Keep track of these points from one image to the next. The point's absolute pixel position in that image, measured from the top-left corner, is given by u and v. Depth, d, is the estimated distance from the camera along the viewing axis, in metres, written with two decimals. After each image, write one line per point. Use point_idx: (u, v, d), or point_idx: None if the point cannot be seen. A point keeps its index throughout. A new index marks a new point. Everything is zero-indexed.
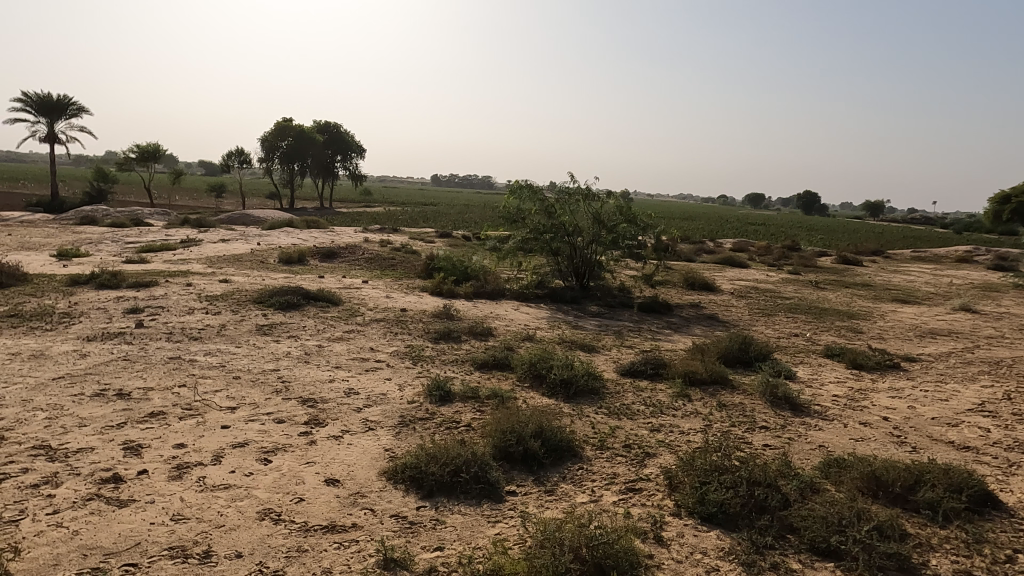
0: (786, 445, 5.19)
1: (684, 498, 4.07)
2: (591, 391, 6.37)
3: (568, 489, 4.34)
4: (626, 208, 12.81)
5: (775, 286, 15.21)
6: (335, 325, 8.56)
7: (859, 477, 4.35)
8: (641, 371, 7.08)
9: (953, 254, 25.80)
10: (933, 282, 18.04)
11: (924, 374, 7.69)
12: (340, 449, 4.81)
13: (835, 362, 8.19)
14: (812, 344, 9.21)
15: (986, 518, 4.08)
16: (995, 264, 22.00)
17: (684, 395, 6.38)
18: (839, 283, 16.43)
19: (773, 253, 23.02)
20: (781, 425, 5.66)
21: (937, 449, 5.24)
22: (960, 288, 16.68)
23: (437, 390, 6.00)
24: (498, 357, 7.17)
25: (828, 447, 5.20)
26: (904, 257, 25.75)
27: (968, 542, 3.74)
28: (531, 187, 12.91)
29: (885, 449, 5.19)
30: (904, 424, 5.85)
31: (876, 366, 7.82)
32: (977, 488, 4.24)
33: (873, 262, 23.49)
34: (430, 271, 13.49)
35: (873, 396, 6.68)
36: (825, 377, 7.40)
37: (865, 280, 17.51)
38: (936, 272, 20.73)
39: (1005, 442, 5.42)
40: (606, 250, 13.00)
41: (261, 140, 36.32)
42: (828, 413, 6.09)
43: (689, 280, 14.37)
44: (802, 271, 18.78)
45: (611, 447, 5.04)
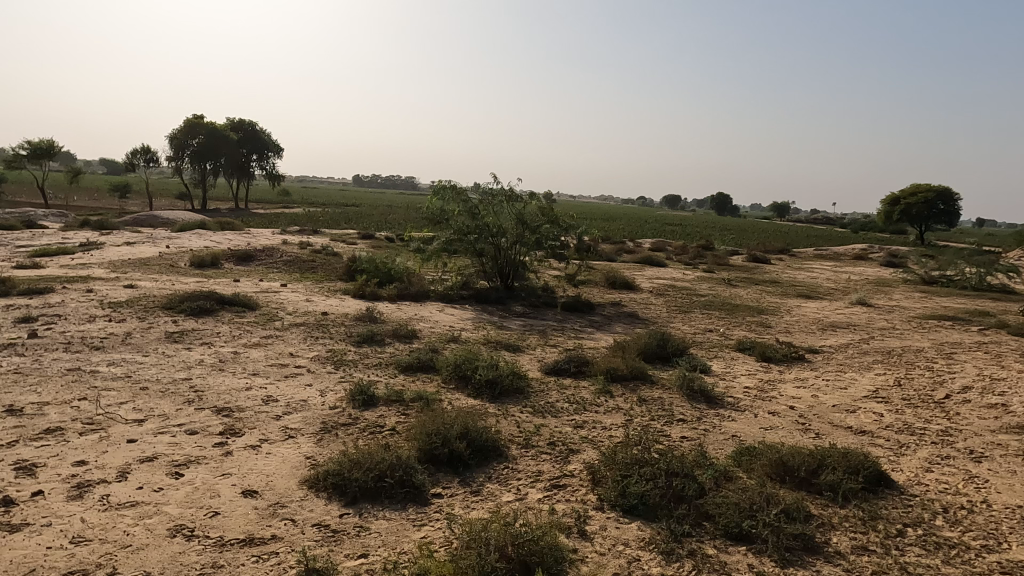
0: (701, 436, 5.42)
1: (607, 492, 4.17)
2: (516, 390, 6.42)
3: (493, 488, 4.36)
4: (549, 209, 13.02)
5: (691, 284, 15.84)
6: (251, 330, 8.24)
7: (768, 464, 4.60)
8: (564, 370, 7.19)
9: (851, 251, 27.72)
10: (833, 278, 19.33)
11: (825, 364, 8.22)
12: (258, 459, 4.64)
13: (746, 355, 8.63)
14: (725, 339, 9.65)
15: (880, 496, 4.40)
16: (887, 261, 23.71)
17: (607, 392, 6.54)
18: (749, 280, 17.26)
19: (689, 252, 23.98)
20: (698, 417, 5.90)
21: (838, 434, 5.61)
22: (857, 283, 17.93)
23: (361, 395, 5.89)
24: (422, 359, 7.12)
25: (740, 436, 5.46)
26: (808, 255, 27.42)
27: (864, 519, 4.02)
28: (454, 188, 12.86)
29: (791, 437, 5.50)
30: (808, 412, 6.23)
31: (783, 359, 8.28)
32: (872, 468, 4.56)
33: (780, 259, 24.89)
34: (352, 274, 13.22)
35: (781, 386, 7.09)
36: (737, 370, 7.77)
37: (773, 277, 18.47)
38: (836, 269, 22.11)
39: (897, 425, 5.86)
40: (530, 251, 13.15)
41: (170, 138, 34.31)
42: (741, 404, 6.40)
43: (610, 279, 14.74)
44: (716, 269, 19.67)
45: (536, 445, 5.11)
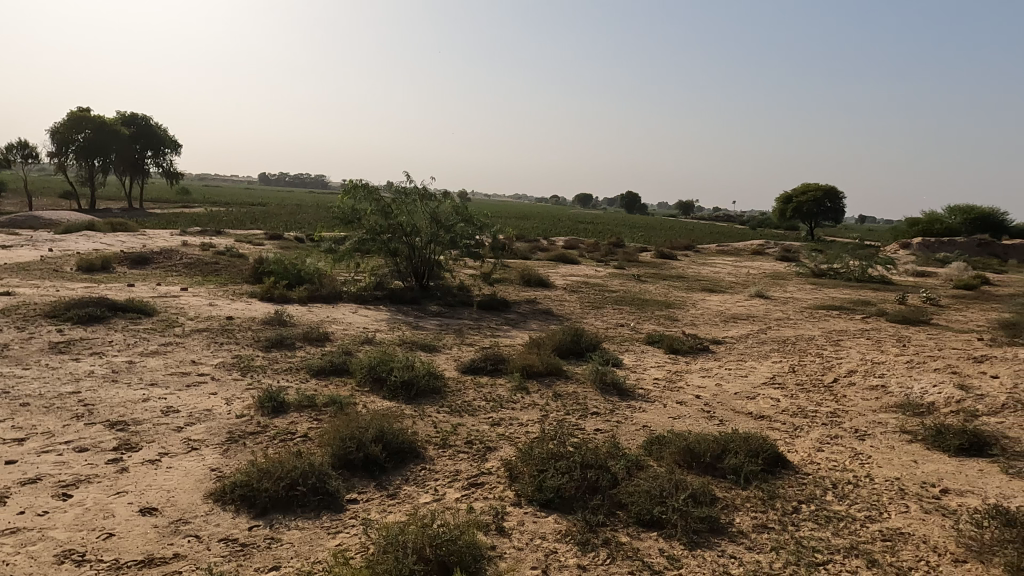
0: (614, 428, 5.59)
1: (524, 487, 4.21)
2: (432, 390, 6.38)
3: (410, 491, 4.31)
4: (462, 207, 13.00)
5: (603, 280, 16.27)
6: (148, 338, 7.73)
7: (677, 451, 4.80)
8: (480, 368, 7.21)
9: (749, 247, 29.38)
10: (734, 272, 20.44)
11: (728, 354, 8.68)
12: (158, 474, 4.37)
13: (655, 348, 8.96)
14: (635, 332, 9.98)
15: (778, 476, 4.70)
16: (782, 256, 25.26)
17: (523, 389, 6.60)
18: (657, 276, 17.92)
19: (601, 249, 24.63)
20: (611, 410, 6.08)
21: (739, 420, 5.93)
22: (755, 277, 19.02)
23: (270, 401, 5.66)
24: (335, 362, 6.93)
25: (651, 426, 5.66)
26: (711, 250, 28.84)
27: (764, 499, 4.28)
28: (366, 187, 12.56)
29: (697, 424, 5.76)
30: (713, 400, 6.55)
31: (689, 350, 8.66)
32: (770, 450, 4.86)
33: (686, 255, 26.02)
34: (259, 276, 12.69)
35: (687, 377, 7.42)
36: (647, 362, 8.06)
37: (679, 272, 19.28)
38: (737, 263, 23.33)
39: (792, 409, 6.27)
40: (445, 250, 13.08)
41: (51, 132, 31.49)
42: (651, 395, 6.64)
43: (525, 277, 14.90)
44: (626, 266, 20.32)
45: (453, 445, 5.09)
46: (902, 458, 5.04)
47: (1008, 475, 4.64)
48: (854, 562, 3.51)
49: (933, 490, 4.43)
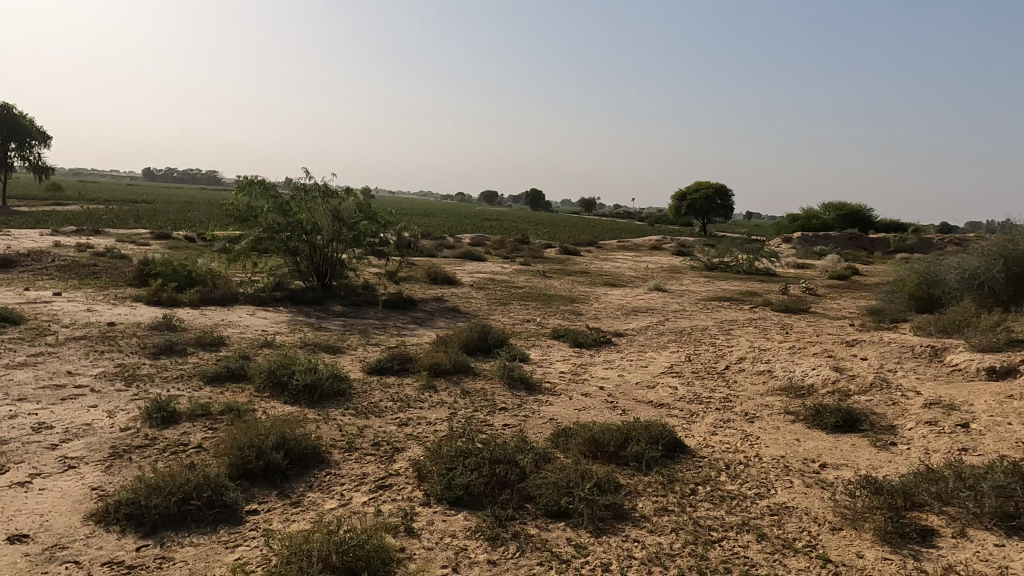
0: (522, 422, 5.66)
1: (433, 486, 4.18)
2: (336, 393, 6.20)
3: (315, 497, 4.17)
4: (366, 205, 12.76)
5: (509, 277, 16.43)
6: (15, 349, 7.02)
7: (582, 442, 4.92)
8: (386, 368, 7.08)
9: (647, 242, 30.60)
10: (634, 267, 21.26)
11: (629, 346, 9.01)
12: (29, 498, 3.98)
13: (560, 342, 9.16)
14: (541, 327, 10.16)
15: (676, 460, 4.93)
16: (678, 251, 26.47)
17: (431, 387, 6.55)
18: (561, 271, 18.29)
19: (506, 246, 24.86)
20: (518, 405, 6.15)
21: (641, 409, 6.18)
22: (653, 271, 19.86)
23: (159, 412, 5.30)
24: (231, 367, 6.59)
25: (557, 419, 5.78)
26: (612, 246, 29.78)
27: (664, 483, 4.48)
28: (262, 184, 11.99)
29: (601, 415, 5.94)
30: (616, 390, 6.78)
31: (593, 343, 8.91)
32: (668, 437, 5.09)
33: (589, 251, 26.77)
34: (145, 278, 11.84)
35: (592, 369, 7.64)
36: (553, 356, 8.22)
37: (583, 268, 19.80)
38: (636, 259, 24.22)
39: (689, 396, 6.60)
40: (348, 248, 12.76)
41: None
42: (557, 388, 6.78)
43: (432, 275, 14.79)
44: (531, 262, 20.63)
45: (359, 447, 4.98)
46: (786, 438, 5.43)
47: (876, 447, 5.11)
48: (745, 537, 3.75)
49: (813, 465, 4.80)
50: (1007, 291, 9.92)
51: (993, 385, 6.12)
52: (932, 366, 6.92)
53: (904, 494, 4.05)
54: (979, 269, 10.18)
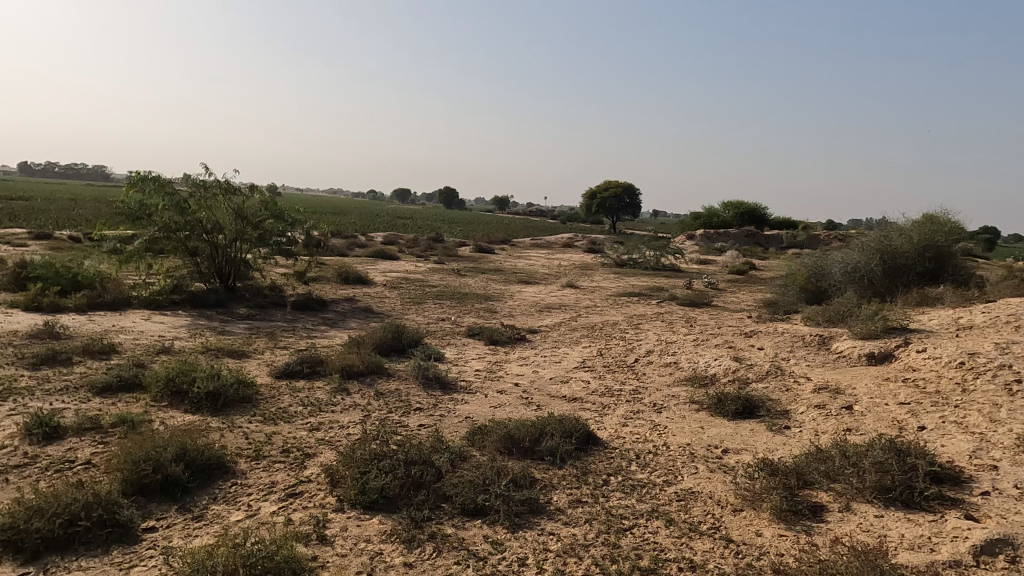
0: (438, 422, 5.62)
1: (346, 491, 4.08)
2: (242, 399, 5.93)
3: (220, 510, 3.97)
4: (272, 203, 12.33)
5: (423, 275, 16.28)
6: None
7: (498, 439, 4.95)
8: (296, 372, 6.84)
9: (560, 240, 31.18)
10: (547, 264, 21.61)
11: (543, 342, 9.14)
12: None
13: (475, 340, 9.17)
14: (456, 326, 10.13)
15: (589, 452, 5.05)
16: (589, 248, 27.11)
17: (343, 390, 6.39)
18: (476, 269, 18.31)
19: (420, 245, 24.61)
20: (434, 404, 6.11)
21: (555, 404, 6.29)
22: (566, 268, 20.26)
23: (40, 428, 4.88)
24: (124, 376, 6.16)
25: (473, 417, 5.79)
26: (526, 244, 30.10)
27: (578, 475, 4.58)
28: (156, 180, 11.27)
29: (516, 411, 6.01)
30: (530, 387, 6.86)
31: (508, 341, 8.99)
32: (582, 430, 5.21)
33: (503, 249, 26.94)
34: (22, 283, 10.84)
35: (506, 366, 7.69)
36: (468, 355, 8.21)
37: (497, 265, 19.92)
38: (549, 256, 24.60)
39: (600, 389, 6.78)
40: (253, 248, 12.23)
41: None
42: (472, 386, 6.78)
43: (343, 275, 14.42)
44: (445, 260, 20.53)
45: (268, 455, 4.78)
46: (692, 426, 5.68)
47: (772, 431, 5.44)
48: (655, 523, 3.89)
49: (716, 451, 5.06)
50: (883, 282, 11.05)
51: (872, 369, 6.68)
52: (821, 353, 7.45)
53: (797, 474, 4.34)
54: (861, 264, 11.13)
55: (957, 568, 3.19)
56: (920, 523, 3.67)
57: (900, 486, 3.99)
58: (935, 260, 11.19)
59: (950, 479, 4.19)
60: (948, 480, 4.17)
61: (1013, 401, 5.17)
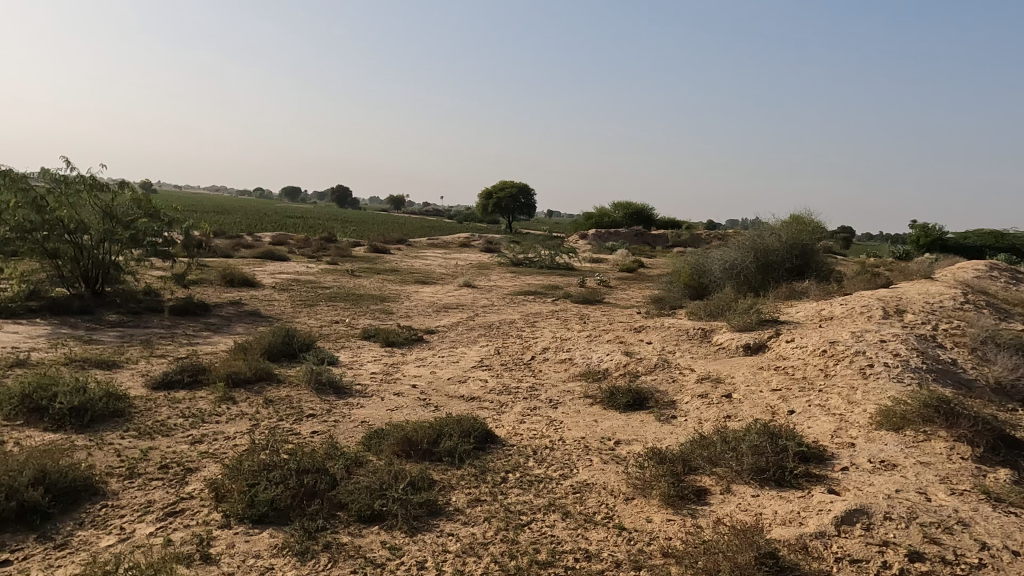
0: (332, 427, 5.45)
1: (232, 506, 3.86)
2: (112, 414, 5.45)
3: (87, 536, 3.64)
4: (146, 201, 11.49)
5: (315, 277, 15.72)
6: None
7: (395, 442, 4.87)
8: (176, 382, 6.40)
9: (456, 239, 31.12)
10: (444, 263, 21.52)
11: (441, 342, 9.10)
12: None
13: (371, 342, 8.97)
14: (351, 328, 9.86)
15: (487, 451, 5.08)
16: (486, 248, 27.26)
17: (229, 399, 6.04)
18: (371, 270, 17.90)
19: (312, 245, 23.73)
20: (327, 410, 5.91)
21: (453, 404, 6.27)
22: (463, 267, 20.27)
23: None
24: None
25: (369, 421, 5.66)
26: (422, 244, 29.83)
27: (476, 474, 4.59)
28: (7, 175, 10.14)
29: (414, 413, 5.94)
30: (428, 387, 6.80)
31: (405, 342, 8.87)
32: (480, 429, 5.24)
33: (399, 249, 26.52)
34: None
35: (404, 368, 7.59)
36: (363, 357, 8.01)
37: (393, 266, 19.60)
38: (446, 256, 24.52)
39: (498, 388, 6.84)
40: (124, 249, 11.30)
41: None
42: (367, 390, 6.63)
43: (227, 277, 13.64)
44: (338, 261, 19.96)
45: (143, 473, 4.44)
46: (586, 420, 5.86)
47: (660, 421, 5.72)
48: (552, 517, 3.98)
49: (609, 443, 5.25)
50: (757, 278, 11.88)
51: (748, 359, 7.18)
52: (703, 345, 7.92)
53: (683, 461, 4.58)
54: (738, 261, 11.94)
55: (822, 538, 3.50)
56: (790, 500, 3.98)
57: (773, 466, 4.32)
58: (801, 256, 12.18)
59: (815, 457, 4.58)
60: (814, 458, 4.56)
61: (866, 384, 5.74)
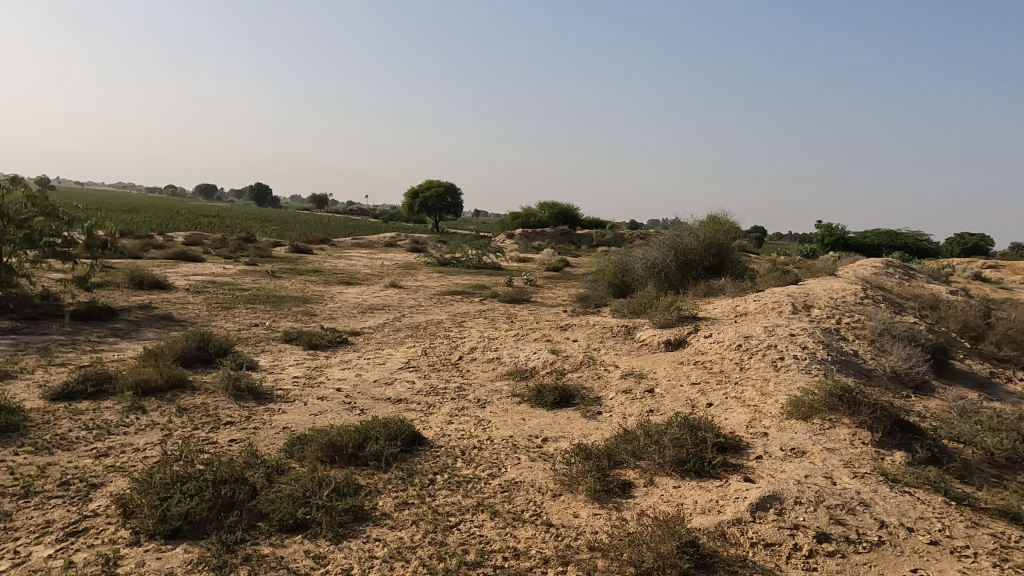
0: (251, 435, 5.24)
1: (143, 522, 3.65)
2: (4, 429, 5.03)
3: None
4: (42, 199, 10.68)
5: (233, 278, 15.07)
6: None
7: (319, 448, 4.74)
8: (78, 392, 5.98)
9: (381, 239, 30.62)
10: (369, 264, 21.12)
11: (366, 344, 8.92)
12: None
13: (293, 345, 8.69)
14: (271, 331, 9.52)
15: (415, 453, 5.03)
16: (412, 248, 26.95)
17: (138, 409, 5.70)
18: (292, 271, 17.35)
19: (229, 245, 22.74)
20: (247, 417, 5.68)
21: (379, 406, 6.16)
22: (388, 267, 19.95)
23: None
24: None
25: (292, 427, 5.48)
26: (347, 244, 29.16)
27: (404, 477, 4.53)
28: None
29: (339, 417, 5.79)
30: (353, 391, 6.65)
31: (329, 345, 8.64)
32: (407, 432, 5.17)
33: (322, 249, 25.81)
34: None
35: (327, 371, 7.39)
36: (285, 361, 7.75)
37: (316, 266, 19.06)
38: (372, 256, 24.06)
39: (426, 389, 6.77)
40: (17, 251, 10.45)
41: None
42: (289, 395, 6.41)
43: (136, 279, 12.87)
44: (257, 261, 19.22)
45: (41, 491, 4.12)
46: (514, 418, 5.90)
47: (586, 418, 5.83)
48: (480, 517, 3.98)
49: (536, 440, 5.30)
50: (677, 276, 12.30)
51: (669, 355, 7.42)
52: (627, 342, 8.12)
53: (608, 456, 4.69)
54: (658, 260, 12.34)
55: (738, 525, 3.66)
56: (709, 489, 4.14)
57: (693, 458, 4.48)
58: (718, 255, 12.72)
59: (732, 447, 4.79)
60: (730, 448, 4.76)
61: (778, 376, 6.06)
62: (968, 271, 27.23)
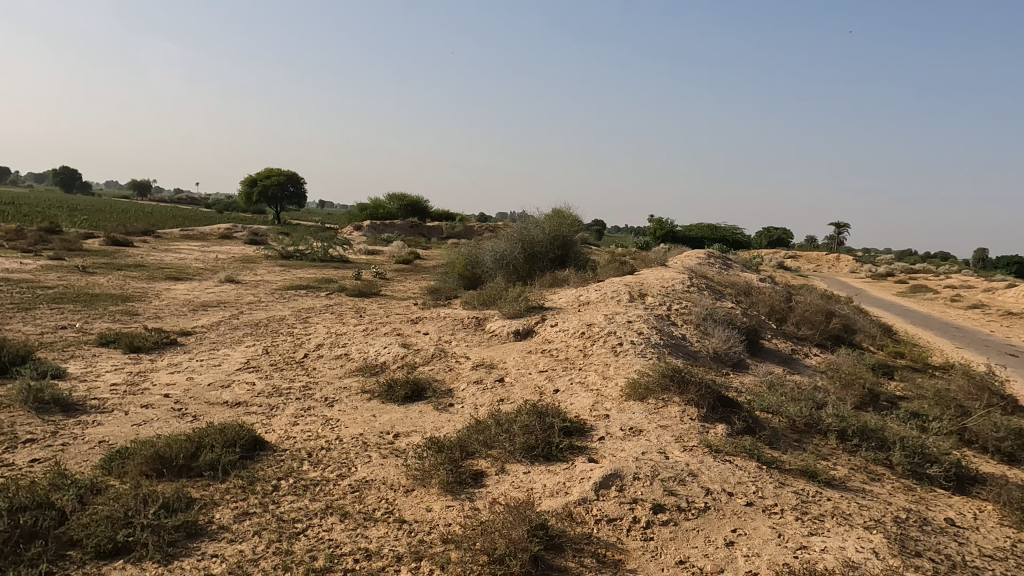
0: (58, 453, 4.61)
1: None
2: None
3: None
4: None
5: (32, 275, 13.15)
6: None
7: (144, 461, 4.29)
8: None
9: (214, 231, 28.31)
10: (201, 257, 19.47)
11: (199, 344, 8.22)
12: None
13: (110, 348, 7.78)
14: (82, 334, 8.45)
15: (257, 459, 4.72)
16: (250, 240, 25.24)
17: None
18: (107, 266, 15.47)
19: (27, 237, 19.83)
20: (53, 432, 4.99)
21: (215, 411, 5.71)
22: (223, 261, 18.52)
23: None
24: None
25: (110, 440, 4.91)
26: (173, 236, 26.62)
27: (244, 486, 4.23)
28: None
29: (168, 425, 5.29)
30: (185, 396, 6.10)
31: (154, 347, 7.84)
32: (246, 437, 4.85)
33: (144, 241, 23.34)
34: None
35: (153, 375, 6.71)
36: (100, 367, 6.92)
37: (137, 261, 17.21)
38: (204, 249, 22.14)
39: (268, 390, 6.38)
40: None
41: None
42: (106, 405, 5.73)
43: None
44: (64, 255, 16.96)
45: None
46: (364, 415, 5.74)
47: (438, 410, 5.81)
48: (329, 520, 3.83)
49: (387, 437, 5.20)
50: (524, 268, 12.65)
51: (518, 344, 7.62)
52: (477, 334, 8.22)
53: (460, 447, 4.72)
54: (506, 253, 12.60)
55: (583, 504, 3.85)
56: (557, 472, 4.32)
57: (541, 443, 4.65)
58: (562, 247, 13.29)
59: (578, 430, 5.03)
60: (576, 432, 5.00)
61: (617, 360, 6.45)
62: (773, 261, 30.85)
